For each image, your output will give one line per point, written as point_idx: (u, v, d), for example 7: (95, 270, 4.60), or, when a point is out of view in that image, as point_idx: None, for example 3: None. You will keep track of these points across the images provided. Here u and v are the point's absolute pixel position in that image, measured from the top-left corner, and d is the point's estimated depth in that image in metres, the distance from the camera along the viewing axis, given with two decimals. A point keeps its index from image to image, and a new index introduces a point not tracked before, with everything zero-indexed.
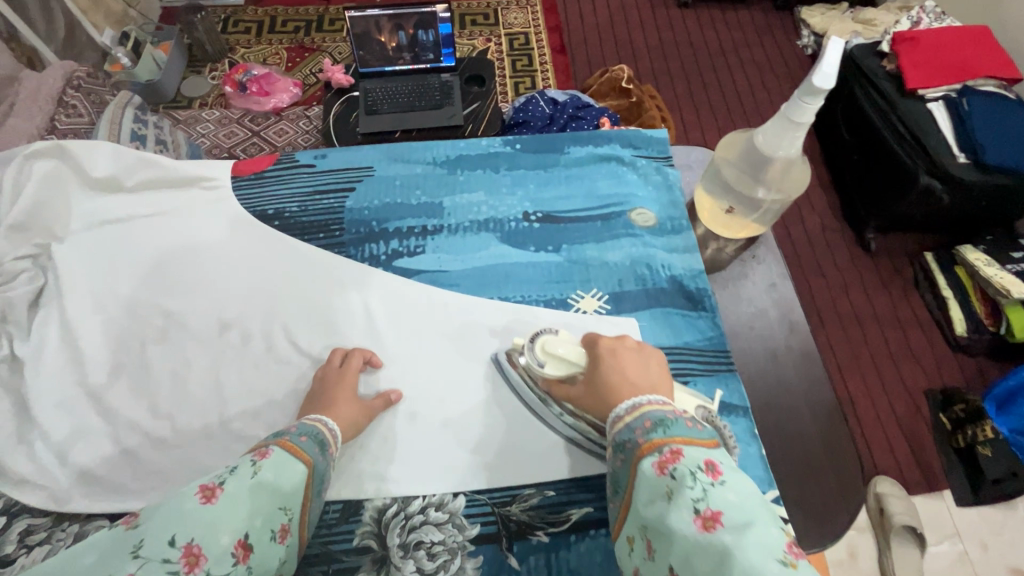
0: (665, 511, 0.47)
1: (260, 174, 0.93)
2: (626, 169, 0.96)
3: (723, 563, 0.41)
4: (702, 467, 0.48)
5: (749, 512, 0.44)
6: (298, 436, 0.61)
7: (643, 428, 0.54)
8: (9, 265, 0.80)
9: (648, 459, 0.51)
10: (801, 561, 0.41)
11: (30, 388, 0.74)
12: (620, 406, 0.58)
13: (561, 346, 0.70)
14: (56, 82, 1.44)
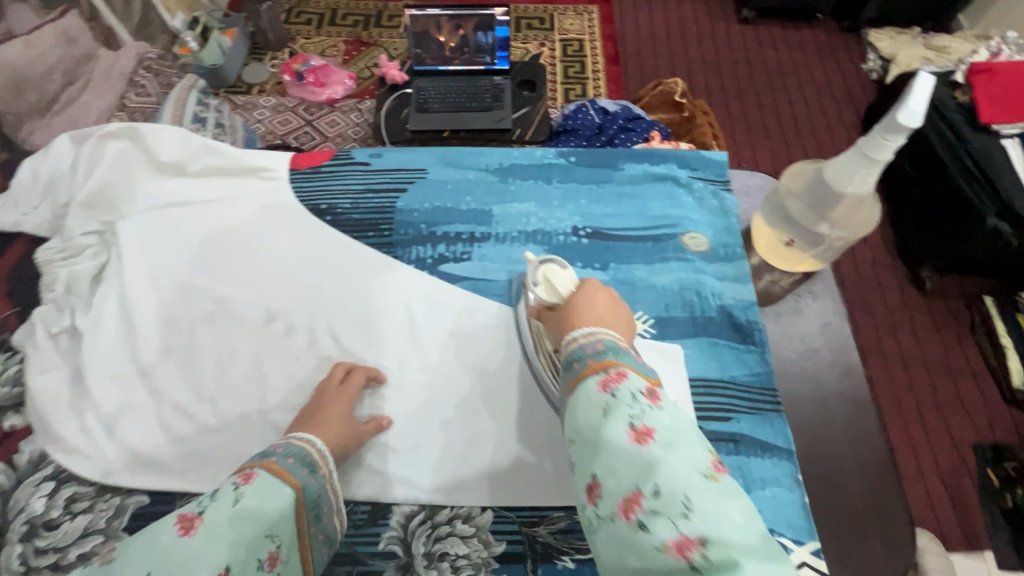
0: (598, 424, 0.47)
1: (316, 169, 0.94)
2: (682, 190, 0.93)
3: (648, 472, 0.43)
4: (644, 391, 0.48)
5: (682, 432, 0.45)
6: (284, 458, 0.62)
7: (593, 350, 0.52)
8: (78, 239, 0.84)
9: (592, 377, 0.50)
10: (723, 479, 0.43)
11: (86, 360, 0.77)
12: (578, 330, 0.56)
13: (562, 282, 0.66)
14: (129, 62, 1.51)
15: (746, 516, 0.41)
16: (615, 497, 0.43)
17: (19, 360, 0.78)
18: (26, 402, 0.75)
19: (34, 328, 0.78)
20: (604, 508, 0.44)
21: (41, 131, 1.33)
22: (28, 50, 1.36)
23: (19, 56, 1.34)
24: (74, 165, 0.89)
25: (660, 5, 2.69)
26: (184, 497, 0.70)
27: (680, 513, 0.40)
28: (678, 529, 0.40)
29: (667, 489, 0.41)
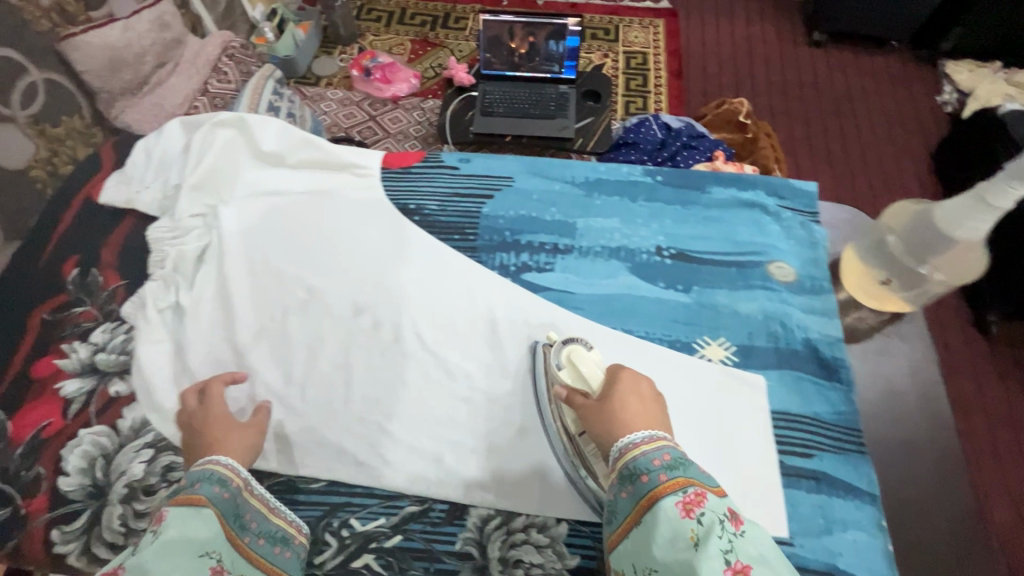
0: (689, 555, 0.51)
1: (406, 169, 0.97)
2: (769, 219, 0.92)
3: None
4: (726, 515, 0.53)
5: (769, 562, 0.50)
6: (189, 484, 0.62)
7: (662, 464, 0.57)
8: (186, 220, 0.89)
9: (670, 498, 0.55)
10: None
11: (186, 337, 0.81)
12: (638, 433, 0.61)
13: (590, 365, 0.71)
14: (214, 50, 1.57)
15: None
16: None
17: (126, 329, 0.82)
18: (132, 369, 0.79)
19: (144, 301, 0.83)
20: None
21: (132, 110, 1.40)
22: (125, 34, 1.37)
23: (119, 39, 1.35)
24: (184, 149, 0.94)
25: (727, 22, 2.65)
26: (272, 476, 0.73)
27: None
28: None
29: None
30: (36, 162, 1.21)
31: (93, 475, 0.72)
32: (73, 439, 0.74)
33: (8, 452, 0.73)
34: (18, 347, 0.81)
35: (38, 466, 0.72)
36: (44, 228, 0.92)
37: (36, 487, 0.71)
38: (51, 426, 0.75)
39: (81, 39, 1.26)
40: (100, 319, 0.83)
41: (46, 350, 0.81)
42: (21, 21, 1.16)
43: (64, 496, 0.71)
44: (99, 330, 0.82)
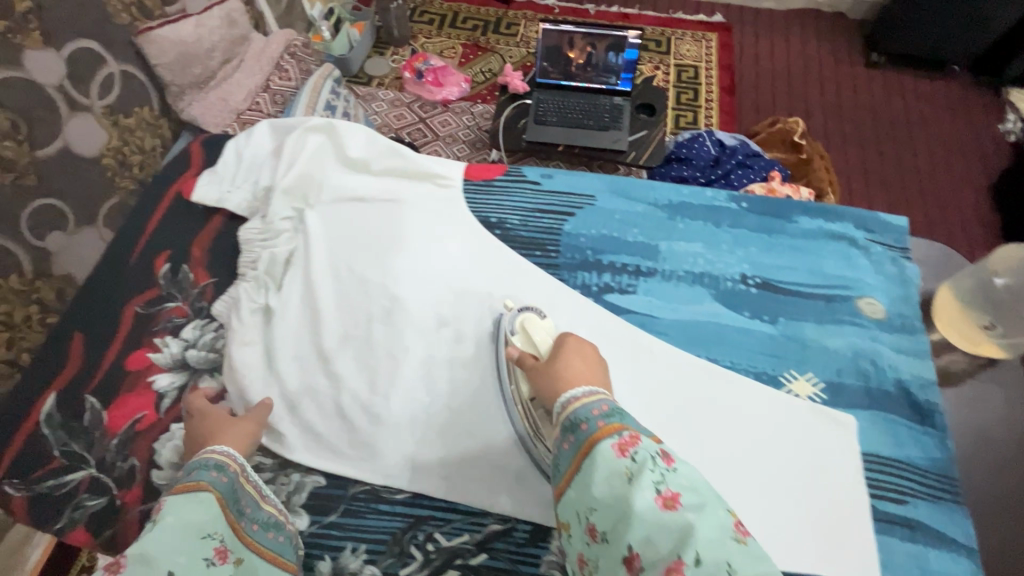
0: (624, 490, 0.52)
1: (489, 182, 0.97)
2: (859, 252, 0.90)
3: (685, 534, 0.48)
4: (659, 454, 0.55)
5: (701, 491, 0.52)
6: (186, 473, 0.63)
7: (601, 413, 0.60)
8: (277, 223, 0.90)
9: (607, 441, 0.56)
10: (747, 538, 0.49)
11: (275, 337, 0.82)
12: (578, 388, 0.64)
13: (540, 332, 0.77)
14: (278, 48, 1.59)
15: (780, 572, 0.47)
16: (659, 569, 0.48)
17: (215, 327, 0.84)
18: (223, 367, 0.81)
19: (237, 300, 0.85)
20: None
21: (200, 103, 1.39)
22: (197, 29, 1.36)
23: (190, 34, 1.34)
24: (275, 152, 0.96)
25: (783, 38, 2.58)
26: (357, 484, 0.74)
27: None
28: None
29: (709, 557, 0.46)
30: (108, 151, 1.22)
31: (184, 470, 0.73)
32: (165, 433, 0.76)
33: (104, 442, 0.75)
34: (113, 339, 0.83)
35: (132, 458, 0.74)
36: (137, 222, 0.95)
37: (129, 479, 0.73)
38: (144, 419, 0.77)
39: (157, 34, 1.28)
40: (192, 315, 0.85)
41: (140, 343, 0.83)
42: (106, 14, 1.18)
43: (155, 491, 0.72)
44: (189, 327, 0.84)
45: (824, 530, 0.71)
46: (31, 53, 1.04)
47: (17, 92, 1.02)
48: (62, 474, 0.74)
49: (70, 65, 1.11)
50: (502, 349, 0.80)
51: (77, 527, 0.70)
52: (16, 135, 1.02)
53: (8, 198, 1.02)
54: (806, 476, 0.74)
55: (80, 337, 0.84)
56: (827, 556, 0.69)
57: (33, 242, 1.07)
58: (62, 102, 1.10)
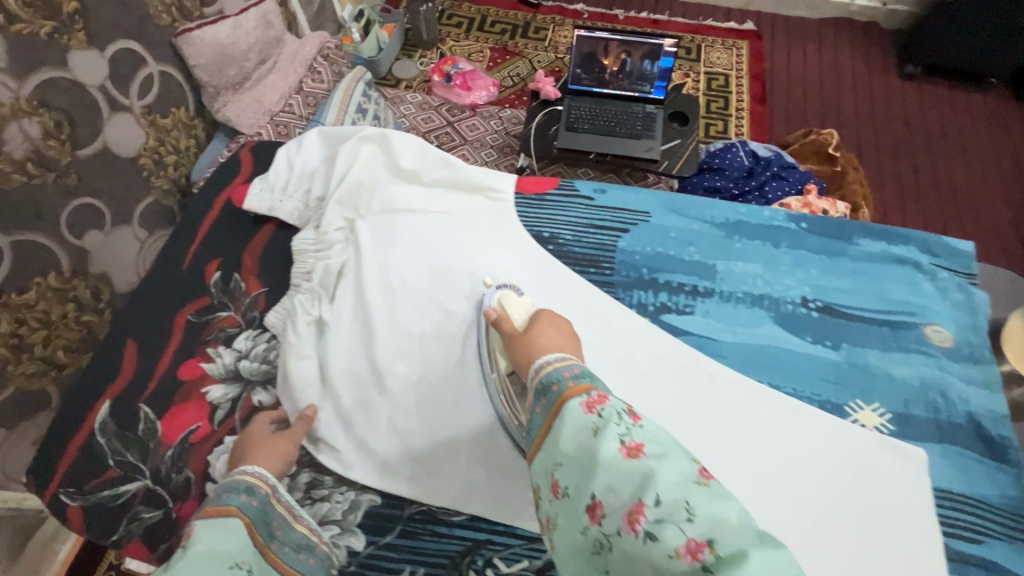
0: (591, 443, 0.53)
1: (541, 196, 0.96)
2: (923, 277, 0.88)
3: (646, 480, 0.49)
4: (625, 410, 0.55)
5: (665, 442, 0.52)
6: (217, 496, 0.64)
7: (571, 374, 0.60)
8: (330, 233, 0.90)
9: (576, 400, 0.57)
10: (710, 481, 0.50)
11: (329, 350, 0.81)
12: (550, 355, 0.63)
13: (516, 308, 0.77)
14: (312, 50, 1.58)
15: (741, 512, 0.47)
16: (621, 513, 0.49)
17: (267, 338, 0.84)
18: (276, 379, 0.81)
19: (291, 311, 0.84)
20: (610, 525, 0.50)
21: (234, 104, 1.39)
22: (233, 31, 1.34)
23: (228, 36, 1.33)
24: (327, 162, 0.95)
25: (815, 46, 2.52)
26: (413, 504, 0.72)
27: (684, 519, 0.47)
28: (686, 533, 0.46)
29: (669, 499, 0.48)
30: (145, 150, 1.22)
31: None
32: (220, 445, 0.75)
33: (159, 453, 0.75)
34: (165, 347, 0.83)
35: (187, 470, 0.73)
36: (188, 228, 0.94)
37: (185, 491, 0.72)
38: (199, 431, 0.76)
39: (196, 35, 1.27)
40: (244, 325, 0.85)
41: (193, 353, 0.82)
42: (147, 14, 1.18)
43: None
44: (242, 337, 0.84)
45: (825, 530, 0.70)
46: (76, 55, 1.04)
47: (62, 92, 1.02)
48: (117, 484, 0.73)
49: (112, 65, 1.11)
50: (483, 326, 0.80)
51: (133, 539, 0.70)
52: (59, 135, 1.02)
53: (50, 197, 1.02)
54: (814, 475, 0.74)
55: (133, 344, 0.83)
56: (826, 556, 0.69)
57: (71, 241, 1.07)
58: (103, 102, 1.10)
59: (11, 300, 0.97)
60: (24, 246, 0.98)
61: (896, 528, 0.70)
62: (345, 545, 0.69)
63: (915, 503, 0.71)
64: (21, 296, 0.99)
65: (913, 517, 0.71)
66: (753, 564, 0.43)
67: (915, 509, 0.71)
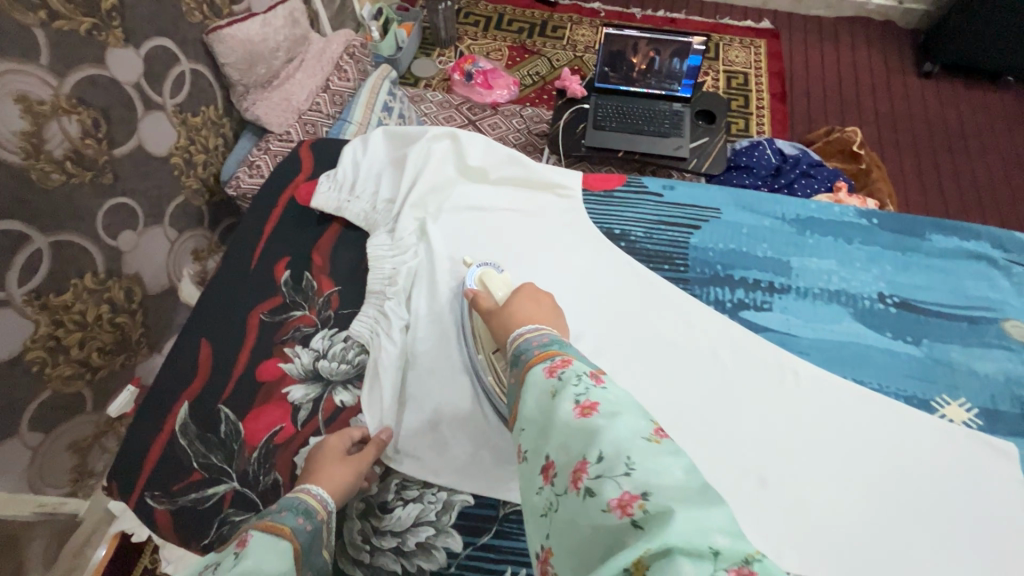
0: (549, 405, 0.53)
1: (609, 193, 0.95)
2: (999, 272, 0.88)
3: (591, 438, 0.49)
4: (588, 372, 0.55)
5: (625, 403, 0.52)
6: (278, 513, 0.60)
7: (540, 344, 0.60)
8: (404, 236, 0.88)
9: (540, 366, 0.57)
10: (663, 442, 0.49)
11: (414, 351, 0.80)
12: (524, 327, 0.65)
13: (499, 286, 0.78)
14: (339, 47, 1.54)
15: (687, 469, 0.46)
16: (568, 471, 0.50)
17: (344, 337, 0.82)
18: (358, 379, 0.79)
19: (380, 320, 0.82)
20: (559, 484, 0.50)
21: (263, 103, 1.35)
22: (263, 28, 1.31)
23: (258, 34, 1.29)
24: (394, 163, 0.95)
25: (832, 44, 2.51)
26: (507, 504, 0.71)
27: (622, 473, 0.46)
28: (622, 487, 0.45)
29: (611, 453, 0.48)
30: (176, 150, 1.20)
31: None
32: (305, 446, 0.74)
33: (244, 454, 0.73)
34: (240, 348, 0.82)
35: (275, 472, 0.72)
36: (248, 229, 0.93)
37: (274, 494, 0.71)
38: (283, 432, 0.75)
39: (226, 33, 1.23)
40: (319, 325, 0.83)
41: (270, 353, 0.81)
42: (180, 11, 1.15)
43: None
44: (318, 337, 0.82)
45: (845, 508, 0.71)
46: (114, 51, 1.01)
47: (100, 90, 0.99)
48: (203, 487, 0.72)
49: (147, 63, 1.08)
50: (465, 307, 0.81)
51: (225, 543, 0.69)
52: (96, 133, 1.00)
53: (87, 197, 1.00)
54: (832, 448, 0.75)
55: (206, 344, 0.82)
56: (858, 527, 0.70)
57: (105, 240, 1.05)
58: (137, 100, 1.08)
59: (50, 301, 0.96)
60: (62, 247, 0.96)
61: (898, 516, 0.71)
62: (442, 547, 0.68)
63: (910, 495, 0.72)
64: (59, 298, 0.97)
65: (896, 513, 0.71)
66: (681, 523, 0.41)
67: (910, 500, 0.72)
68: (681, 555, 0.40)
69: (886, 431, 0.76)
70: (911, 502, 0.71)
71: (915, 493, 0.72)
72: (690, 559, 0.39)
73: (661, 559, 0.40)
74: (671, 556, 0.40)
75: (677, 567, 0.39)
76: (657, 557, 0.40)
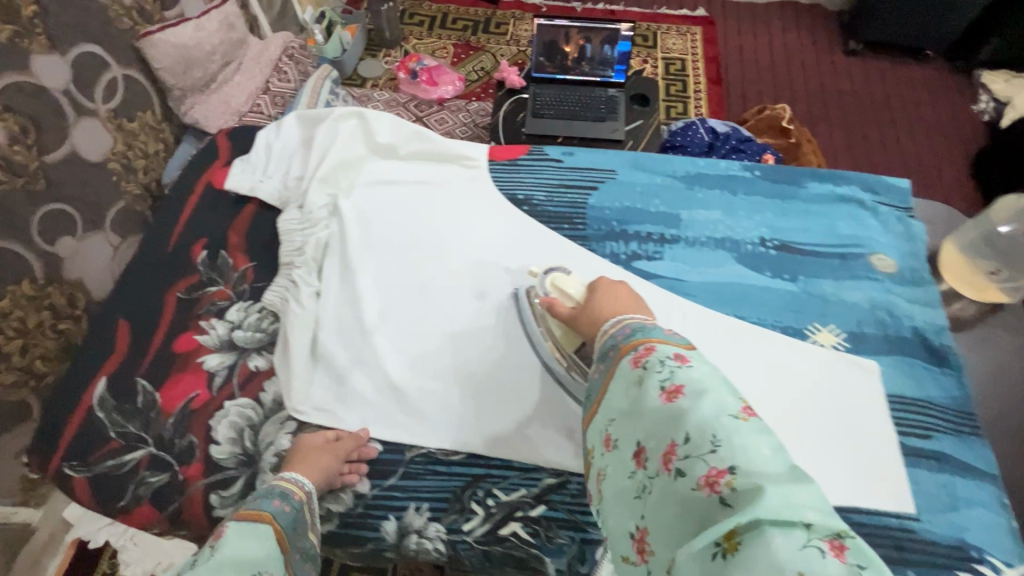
0: (636, 394, 0.55)
1: (513, 161, 1.01)
2: (867, 213, 0.96)
3: (679, 421, 0.50)
4: (670, 355, 0.55)
5: (709, 385, 0.52)
6: (257, 500, 0.65)
7: (626, 334, 0.61)
8: (315, 211, 0.93)
9: (626, 357, 0.58)
10: (751, 419, 0.49)
11: (322, 313, 0.84)
12: (608, 321, 0.65)
13: (572, 285, 0.78)
14: (276, 49, 1.56)
15: (775, 446, 0.46)
16: (658, 454, 0.51)
17: (258, 308, 0.86)
18: (271, 345, 0.83)
19: (291, 288, 0.86)
20: (651, 467, 0.51)
21: (202, 106, 1.37)
22: (197, 33, 1.33)
23: (191, 39, 1.32)
24: (305, 143, 0.99)
25: (764, 29, 2.63)
26: (413, 448, 0.76)
27: (709, 451, 0.47)
28: (709, 464, 0.46)
29: (696, 433, 0.49)
30: (113, 155, 1.17)
31: (242, 444, 0.76)
32: (220, 409, 0.78)
33: (160, 421, 0.77)
34: (157, 325, 0.85)
35: (190, 435, 0.76)
36: (168, 217, 0.96)
37: (190, 455, 0.75)
38: (198, 398, 0.78)
39: (158, 39, 1.26)
40: (235, 298, 0.87)
41: (186, 327, 0.84)
42: (107, 18, 1.16)
43: (216, 464, 0.74)
44: (234, 309, 0.86)
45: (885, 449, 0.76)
46: (37, 58, 1.01)
47: (25, 96, 0.99)
48: (121, 454, 0.75)
49: (75, 69, 1.09)
50: (530, 311, 0.83)
51: (142, 502, 0.73)
52: (24, 139, 0.99)
53: (17, 201, 0.97)
54: (862, 397, 0.80)
55: (125, 324, 0.85)
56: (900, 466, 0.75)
57: (42, 246, 1.02)
58: (68, 106, 1.07)
59: None
60: None
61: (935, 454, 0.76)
62: (350, 490, 0.73)
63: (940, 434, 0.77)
64: None
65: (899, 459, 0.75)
66: (769, 497, 0.42)
67: (940, 438, 0.77)
68: (771, 526, 0.40)
69: (895, 379, 0.81)
70: (935, 443, 0.76)
71: (843, 431, 0.77)
72: (781, 530, 0.40)
73: (754, 532, 0.41)
74: (762, 529, 0.41)
75: (769, 543, 0.40)
76: (749, 530, 0.41)
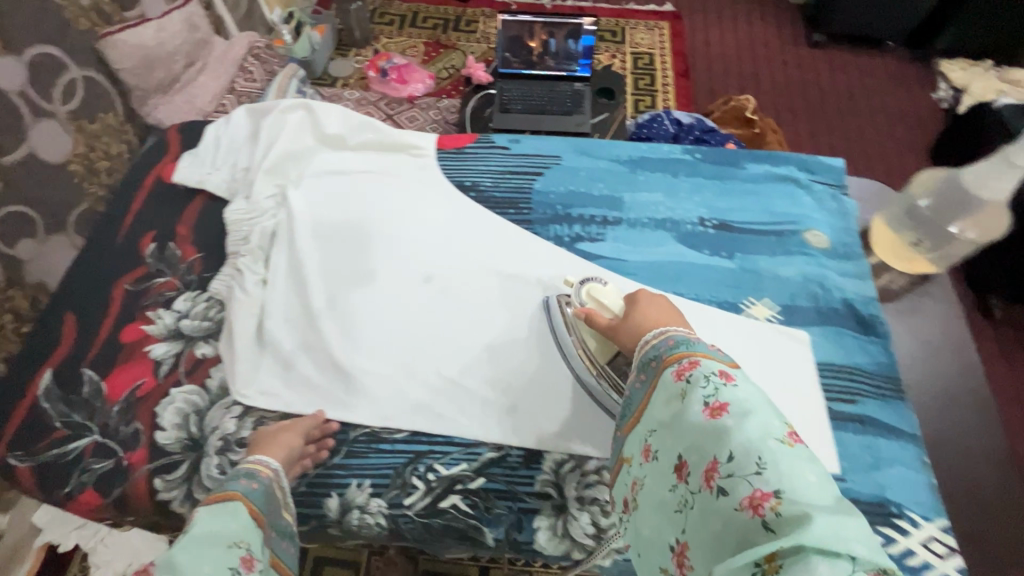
0: (679, 408, 0.56)
1: (461, 149, 1.03)
2: (803, 191, 0.99)
3: (722, 439, 0.52)
4: (716, 371, 0.56)
5: (755, 406, 0.53)
6: (224, 483, 0.66)
7: (670, 345, 0.62)
8: (262, 202, 0.94)
9: (670, 368, 0.59)
10: (797, 445, 0.50)
11: (267, 300, 0.85)
12: (649, 332, 0.66)
13: (612, 299, 0.76)
14: (241, 49, 1.55)
15: (821, 475, 0.47)
16: (700, 470, 0.52)
17: (206, 298, 0.87)
18: (218, 334, 0.85)
19: (236, 276, 0.88)
20: (693, 482, 0.53)
21: (165, 107, 1.33)
22: (158, 33, 1.30)
23: (152, 39, 1.28)
24: (253, 135, 1.00)
25: (730, 23, 2.67)
26: (356, 428, 0.77)
27: (754, 472, 0.48)
28: (754, 486, 0.48)
29: (741, 453, 0.50)
30: (75, 157, 1.11)
31: (187, 429, 0.77)
32: (166, 397, 0.79)
33: (106, 409, 0.78)
34: (104, 317, 0.86)
35: (136, 422, 0.77)
36: (117, 212, 0.97)
37: (135, 441, 0.76)
38: (144, 385, 0.80)
39: (118, 39, 1.20)
40: (182, 288, 0.88)
41: (134, 317, 0.85)
42: (64, 20, 1.10)
43: (161, 449, 0.75)
44: (181, 299, 0.87)
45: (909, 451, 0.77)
46: None
47: None
48: (65, 442, 0.76)
49: (32, 70, 1.03)
50: (563, 321, 0.81)
51: (86, 488, 0.73)
52: None
53: None
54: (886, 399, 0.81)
55: (72, 318, 0.86)
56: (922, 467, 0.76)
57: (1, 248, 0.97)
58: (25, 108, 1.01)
59: None
60: None
61: None
62: None
63: None
64: None
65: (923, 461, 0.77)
66: (817, 525, 0.43)
67: None
68: (816, 554, 0.42)
69: None
70: None
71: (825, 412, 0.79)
72: (826, 559, 0.42)
73: (798, 558, 0.42)
74: (806, 555, 0.42)
75: (814, 569, 0.41)
76: (792, 556, 0.43)
